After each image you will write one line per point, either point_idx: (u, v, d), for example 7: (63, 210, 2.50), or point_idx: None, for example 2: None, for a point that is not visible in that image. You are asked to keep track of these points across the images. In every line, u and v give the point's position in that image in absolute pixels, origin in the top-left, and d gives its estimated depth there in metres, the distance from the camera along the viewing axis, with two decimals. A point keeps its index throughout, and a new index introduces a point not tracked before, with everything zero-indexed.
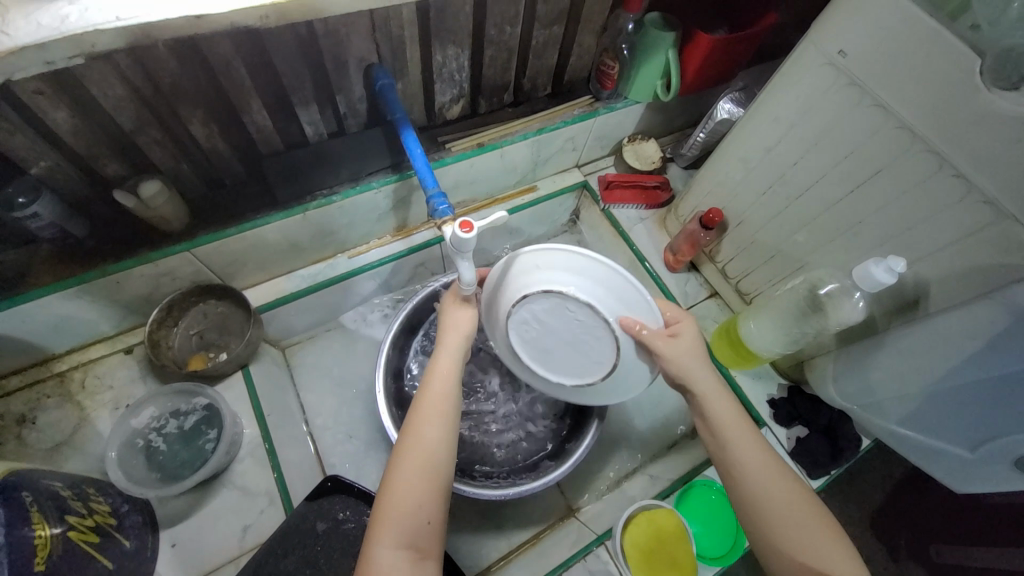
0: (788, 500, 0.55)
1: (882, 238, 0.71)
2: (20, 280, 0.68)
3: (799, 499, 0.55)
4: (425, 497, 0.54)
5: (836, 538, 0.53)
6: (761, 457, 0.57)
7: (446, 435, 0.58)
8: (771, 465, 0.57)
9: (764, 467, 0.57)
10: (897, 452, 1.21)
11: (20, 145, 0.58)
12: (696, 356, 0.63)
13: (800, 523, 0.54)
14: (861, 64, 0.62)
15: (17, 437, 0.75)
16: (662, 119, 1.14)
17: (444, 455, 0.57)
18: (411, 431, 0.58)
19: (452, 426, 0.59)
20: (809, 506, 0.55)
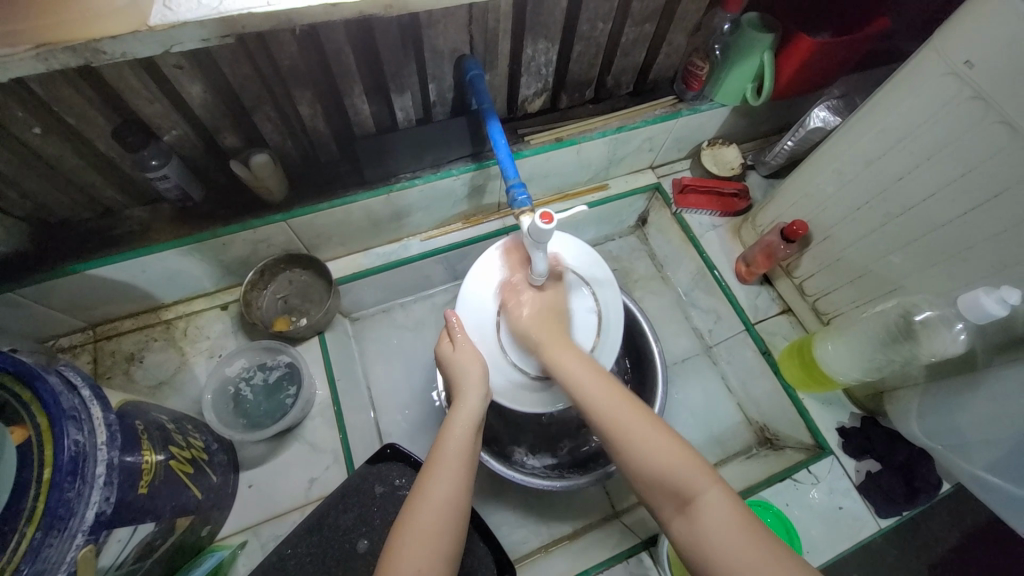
0: (658, 451, 0.57)
1: (996, 266, 0.65)
2: (143, 235, 0.77)
3: (668, 452, 0.57)
4: (442, 540, 0.56)
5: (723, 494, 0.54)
6: (594, 378, 0.66)
7: (462, 483, 0.61)
8: (601, 387, 0.65)
9: (591, 388, 0.65)
10: (975, 504, 1.11)
11: (158, 113, 0.66)
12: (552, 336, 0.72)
13: (688, 474, 0.55)
14: (991, 77, 0.57)
15: (128, 372, 0.86)
16: (747, 124, 1.09)
17: (460, 503, 0.60)
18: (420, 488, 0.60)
19: (459, 487, 0.60)
20: (686, 460, 0.56)
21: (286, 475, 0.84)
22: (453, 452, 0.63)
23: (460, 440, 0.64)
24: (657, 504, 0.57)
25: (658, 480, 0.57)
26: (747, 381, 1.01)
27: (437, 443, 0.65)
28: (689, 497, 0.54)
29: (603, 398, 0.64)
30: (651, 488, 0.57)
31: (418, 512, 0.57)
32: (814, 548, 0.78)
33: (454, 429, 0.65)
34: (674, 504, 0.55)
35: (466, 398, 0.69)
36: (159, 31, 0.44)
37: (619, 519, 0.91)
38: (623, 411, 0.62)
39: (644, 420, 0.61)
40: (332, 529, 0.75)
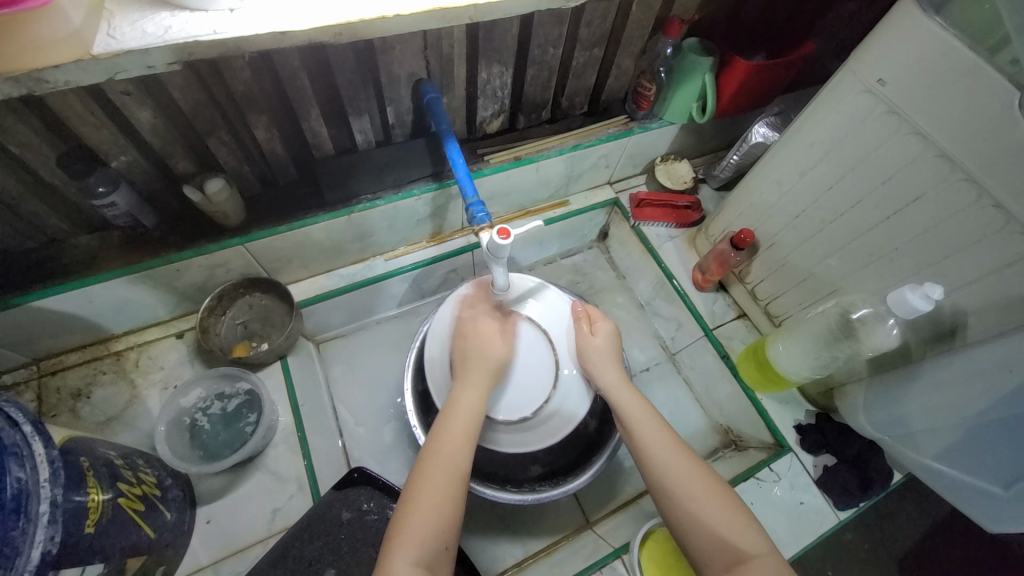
0: (718, 503, 0.61)
1: (919, 265, 0.71)
2: (90, 264, 0.74)
3: (731, 508, 0.61)
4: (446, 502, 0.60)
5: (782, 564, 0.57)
6: (664, 436, 0.68)
7: (463, 457, 0.65)
8: (669, 443, 0.66)
9: (653, 440, 0.67)
10: (926, 494, 1.16)
11: (105, 140, 0.65)
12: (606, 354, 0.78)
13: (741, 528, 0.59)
14: (901, 94, 0.63)
15: (72, 408, 0.81)
16: (696, 141, 1.16)
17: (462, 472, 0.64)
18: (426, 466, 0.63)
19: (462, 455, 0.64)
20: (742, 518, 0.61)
21: (247, 507, 0.80)
22: (456, 428, 0.67)
23: (460, 421, 0.68)
24: (704, 559, 0.60)
25: (708, 538, 0.59)
26: (710, 385, 1.05)
27: (440, 420, 0.69)
28: (742, 558, 0.57)
29: (665, 452, 0.66)
30: (702, 546, 0.60)
31: (420, 477, 0.62)
32: (778, 544, 0.81)
33: (456, 409, 0.69)
34: (725, 561, 0.58)
35: (470, 383, 0.73)
36: (103, 60, 0.44)
37: (593, 528, 0.91)
38: (685, 467, 0.64)
39: (707, 477, 0.64)
40: (296, 560, 0.72)
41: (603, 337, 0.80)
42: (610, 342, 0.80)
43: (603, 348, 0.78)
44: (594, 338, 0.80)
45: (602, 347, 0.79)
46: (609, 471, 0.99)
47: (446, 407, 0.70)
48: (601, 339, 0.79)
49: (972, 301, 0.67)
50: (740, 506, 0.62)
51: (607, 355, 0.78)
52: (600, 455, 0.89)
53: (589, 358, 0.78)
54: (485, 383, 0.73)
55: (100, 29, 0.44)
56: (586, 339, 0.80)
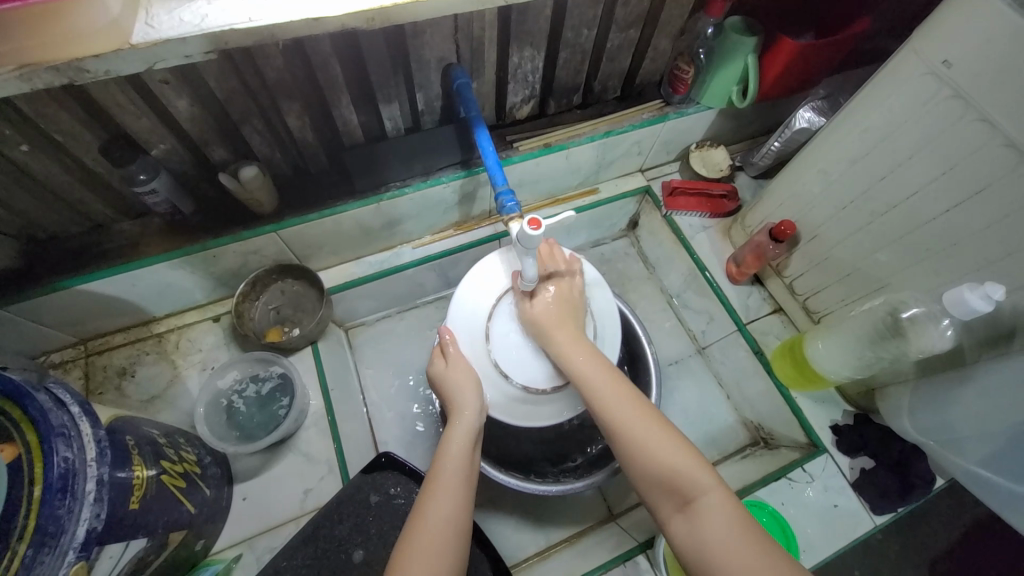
0: (671, 448, 0.58)
1: (979, 262, 0.66)
2: (133, 250, 0.77)
3: (678, 451, 0.58)
4: (449, 547, 0.56)
5: (737, 518, 0.52)
6: (610, 381, 0.65)
7: (463, 500, 0.61)
8: (603, 377, 0.66)
9: (605, 386, 0.65)
10: (968, 501, 1.11)
11: (145, 128, 0.66)
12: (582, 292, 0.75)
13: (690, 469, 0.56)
14: (968, 76, 0.58)
15: (118, 387, 0.85)
16: (734, 126, 1.10)
17: (462, 520, 0.59)
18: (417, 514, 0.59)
19: (458, 499, 0.60)
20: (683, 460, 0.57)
21: (281, 486, 0.83)
22: (451, 466, 0.63)
23: (456, 462, 0.64)
24: (657, 504, 0.58)
25: (660, 482, 0.57)
26: (741, 381, 1.02)
27: (435, 463, 0.64)
28: (689, 500, 0.55)
29: (616, 399, 0.63)
30: (653, 489, 0.58)
31: (419, 528, 0.57)
32: (809, 546, 0.78)
33: (450, 451, 0.65)
34: (676, 503, 0.56)
35: (463, 414, 0.69)
36: (142, 49, 0.44)
37: (617, 522, 0.91)
38: (611, 396, 0.64)
39: (651, 422, 0.61)
40: (326, 540, 0.75)
41: (550, 301, 0.73)
42: (557, 303, 0.73)
43: (546, 315, 0.72)
44: (533, 305, 0.74)
45: (539, 316, 0.72)
46: None
47: (439, 449, 0.66)
48: (541, 307, 0.73)
49: None
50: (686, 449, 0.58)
51: (546, 317, 0.72)
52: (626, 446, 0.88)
53: (537, 307, 0.73)
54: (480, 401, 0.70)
55: (138, 17, 0.45)
56: (527, 311, 0.74)
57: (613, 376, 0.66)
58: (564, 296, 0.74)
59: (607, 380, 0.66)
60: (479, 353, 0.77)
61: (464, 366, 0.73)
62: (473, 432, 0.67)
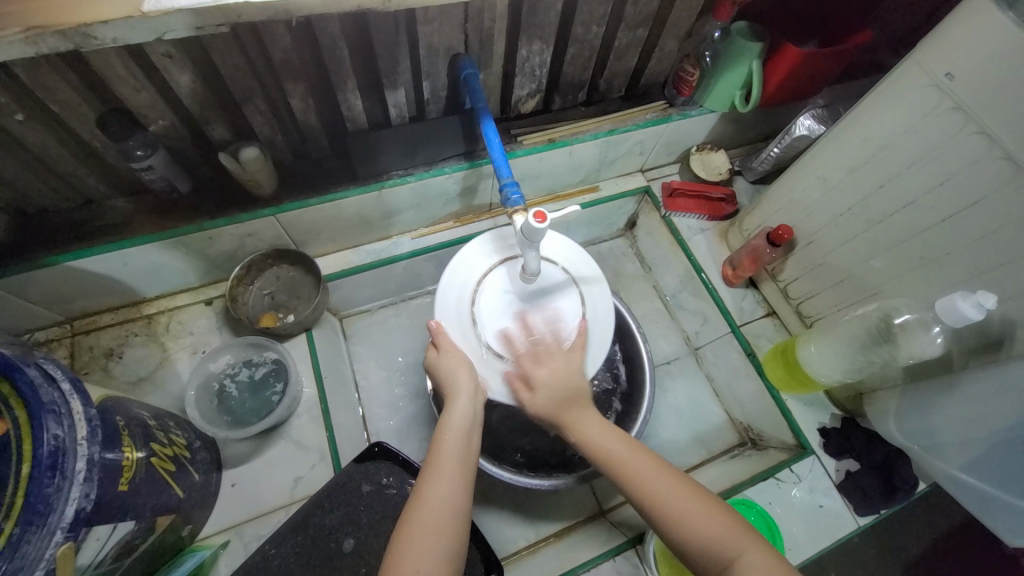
0: (703, 506, 0.56)
1: (970, 272, 0.68)
2: (126, 227, 0.75)
3: (714, 508, 0.55)
4: (448, 527, 0.57)
5: None
6: (630, 451, 0.63)
7: (457, 482, 0.60)
8: (618, 439, 0.65)
9: (631, 458, 0.62)
10: (944, 506, 1.15)
11: (145, 102, 0.64)
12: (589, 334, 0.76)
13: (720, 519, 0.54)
14: (969, 89, 0.59)
15: (105, 368, 0.83)
16: (734, 131, 1.12)
17: (461, 504, 0.59)
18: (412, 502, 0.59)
19: (451, 485, 0.60)
20: (720, 513, 0.55)
21: (270, 473, 0.82)
22: (449, 450, 0.63)
23: (455, 442, 0.64)
24: (702, 575, 0.53)
25: (698, 550, 0.53)
26: (732, 382, 1.03)
27: (434, 444, 0.65)
28: (729, 564, 0.51)
29: (640, 468, 0.61)
30: (691, 550, 0.54)
31: (418, 508, 0.57)
32: (795, 546, 0.80)
33: (449, 432, 0.65)
34: (716, 569, 0.52)
35: (457, 402, 0.68)
36: (152, 18, 0.43)
37: (606, 517, 0.92)
38: (626, 452, 0.63)
39: (684, 485, 0.58)
40: (317, 529, 0.74)
41: (544, 360, 0.72)
42: (554, 366, 0.71)
43: (551, 381, 0.70)
44: (542, 370, 0.71)
45: (545, 378, 0.70)
46: None
47: (438, 430, 0.66)
48: (540, 371, 0.70)
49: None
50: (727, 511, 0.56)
51: (551, 379, 0.70)
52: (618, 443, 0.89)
53: (538, 380, 0.70)
54: (473, 382, 0.70)
55: None
56: (525, 380, 0.71)
57: (635, 447, 0.64)
58: (569, 356, 0.73)
59: (624, 442, 0.65)
60: (468, 339, 0.75)
61: (457, 353, 0.73)
62: (472, 416, 0.67)
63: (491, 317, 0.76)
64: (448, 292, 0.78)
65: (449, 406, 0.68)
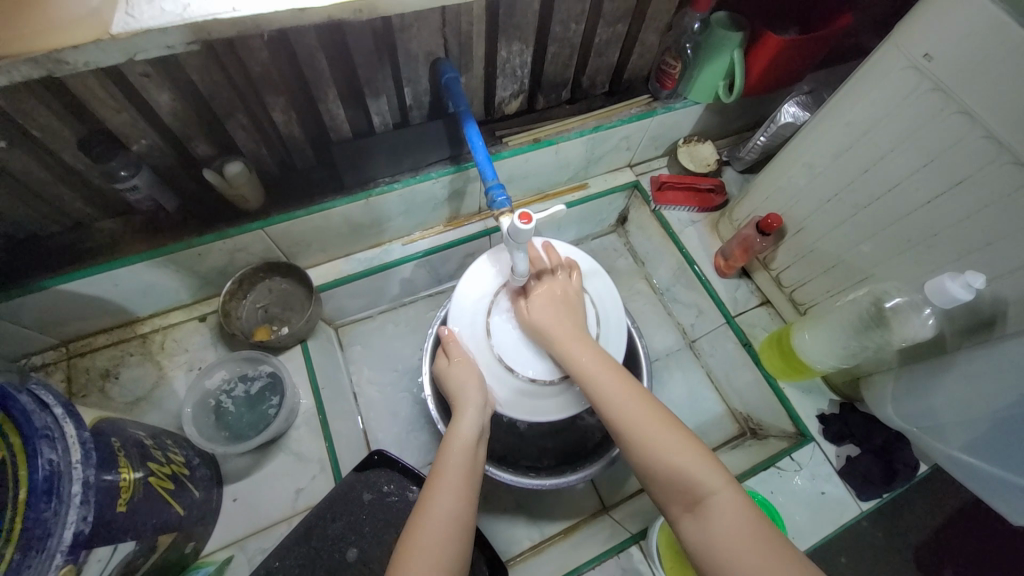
0: (675, 442, 0.59)
1: (958, 252, 0.68)
2: (114, 248, 0.75)
3: (686, 445, 0.58)
4: (451, 539, 0.56)
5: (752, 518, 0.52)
6: (615, 380, 0.65)
7: (465, 493, 0.61)
8: (604, 368, 0.67)
9: (614, 389, 0.65)
10: (948, 486, 1.15)
11: (125, 123, 0.64)
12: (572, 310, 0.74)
13: (688, 455, 0.57)
14: (948, 69, 0.59)
15: (101, 389, 0.83)
16: (720, 121, 1.11)
17: (464, 515, 0.59)
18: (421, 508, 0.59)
19: (462, 496, 0.60)
20: (693, 451, 0.58)
21: (272, 486, 0.82)
22: (454, 462, 0.63)
23: (461, 453, 0.65)
24: (667, 501, 0.58)
25: (671, 478, 0.57)
26: (730, 372, 1.03)
27: (441, 455, 0.65)
28: (698, 499, 0.55)
29: (616, 398, 0.64)
30: (660, 484, 0.58)
31: (422, 519, 0.58)
32: (798, 534, 0.80)
33: (455, 442, 0.66)
34: (685, 502, 0.56)
35: (465, 414, 0.69)
36: (123, 40, 0.43)
37: (609, 514, 0.92)
38: (611, 380, 0.66)
39: (661, 422, 0.60)
40: (319, 540, 0.74)
41: (546, 300, 0.75)
42: (552, 305, 0.74)
43: (548, 318, 0.73)
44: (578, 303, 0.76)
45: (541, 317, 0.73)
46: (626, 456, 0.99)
47: (445, 441, 0.67)
48: (540, 308, 0.74)
49: (1012, 290, 0.64)
50: (698, 447, 0.58)
51: (549, 320, 0.72)
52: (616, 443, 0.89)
53: (535, 311, 0.74)
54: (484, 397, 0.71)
55: (118, 8, 0.44)
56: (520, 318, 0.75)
57: (619, 375, 0.67)
58: (560, 296, 0.76)
59: (604, 369, 0.67)
60: (481, 350, 0.77)
61: (469, 364, 0.74)
62: (478, 429, 0.68)
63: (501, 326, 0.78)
64: (461, 302, 0.80)
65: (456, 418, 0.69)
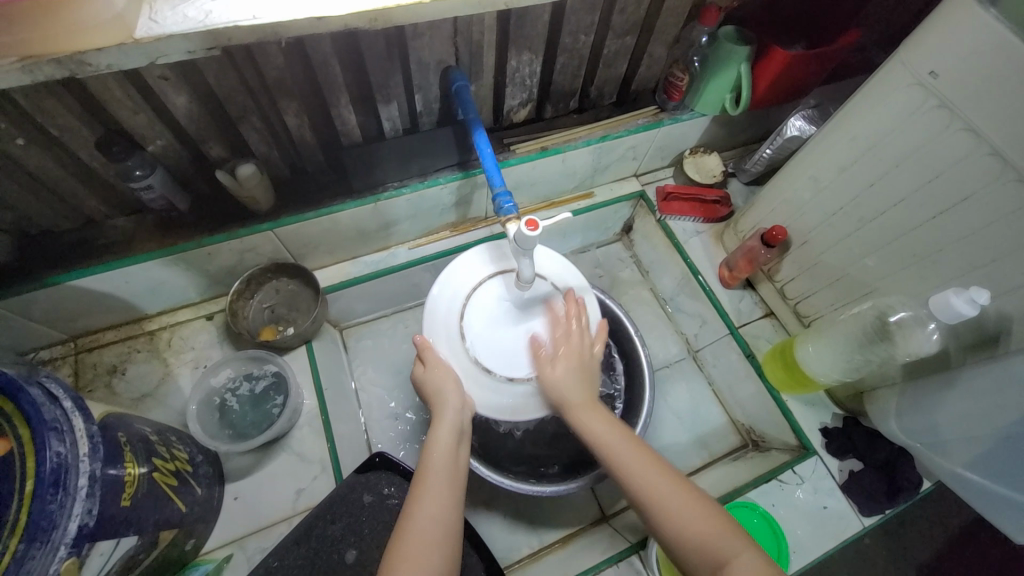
0: (696, 510, 0.57)
1: (963, 268, 0.68)
2: (126, 246, 0.76)
3: (708, 511, 0.57)
4: (436, 547, 0.57)
5: None
6: (627, 442, 0.65)
7: (448, 499, 0.61)
8: (625, 441, 0.66)
9: (629, 453, 0.64)
10: (953, 504, 1.13)
11: (143, 123, 0.66)
12: (574, 375, 0.72)
13: (706, 520, 0.56)
14: (953, 86, 0.60)
15: (108, 385, 0.84)
16: (727, 133, 1.12)
17: (448, 521, 0.60)
18: (405, 516, 0.60)
19: (444, 502, 0.61)
20: (715, 517, 0.57)
21: (273, 486, 0.83)
22: (436, 470, 0.63)
23: (444, 457, 0.65)
24: (692, 575, 0.54)
25: (693, 544, 0.55)
26: (733, 383, 1.03)
27: (423, 460, 0.65)
28: (723, 561, 0.52)
29: (635, 467, 0.62)
30: (682, 549, 0.55)
31: (407, 532, 0.57)
32: (799, 548, 0.79)
33: (437, 446, 0.66)
34: (711, 573, 0.53)
35: (444, 416, 0.68)
36: (144, 44, 0.44)
37: (609, 523, 0.92)
38: (629, 454, 0.64)
39: (677, 484, 0.60)
40: (319, 540, 0.75)
41: (567, 361, 0.72)
42: (566, 368, 0.72)
43: (564, 378, 0.71)
44: (553, 369, 0.72)
45: (554, 382, 0.71)
46: None
47: (425, 444, 0.67)
48: (557, 367, 0.72)
49: (1018, 307, 0.64)
50: (717, 509, 0.58)
51: (566, 383, 0.71)
52: None
53: (545, 375, 0.72)
54: (461, 398, 0.70)
55: (142, 13, 0.45)
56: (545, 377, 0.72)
57: (632, 440, 0.66)
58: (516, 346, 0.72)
59: (622, 437, 0.66)
60: (456, 352, 0.75)
61: (445, 367, 0.72)
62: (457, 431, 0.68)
63: (480, 329, 0.76)
64: (438, 300, 0.78)
65: (435, 421, 0.69)
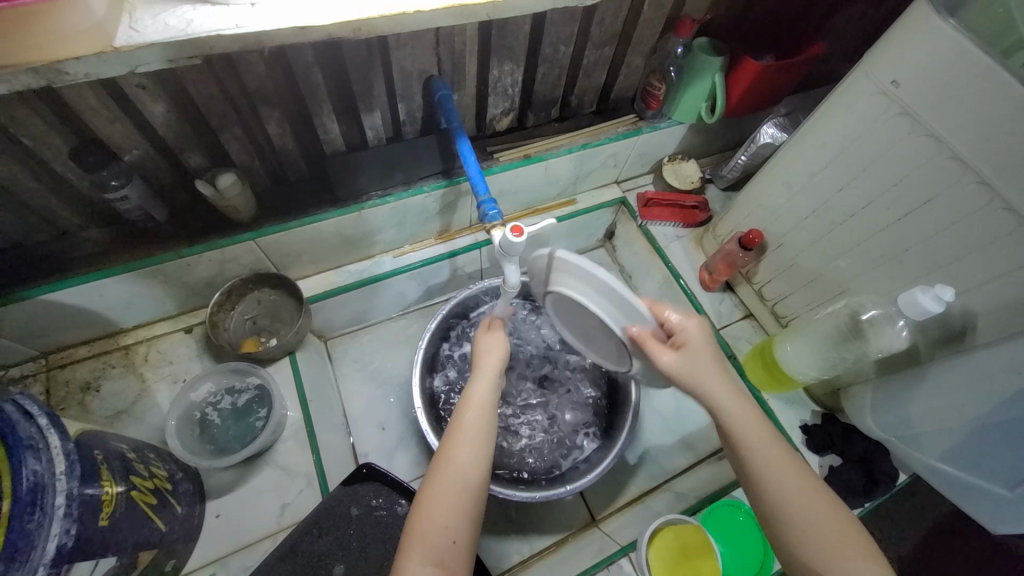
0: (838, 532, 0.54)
1: (929, 267, 0.71)
2: (100, 259, 0.74)
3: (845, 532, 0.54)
4: (467, 502, 0.57)
5: None
6: (769, 444, 0.59)
7: (481, 451, 0.61)
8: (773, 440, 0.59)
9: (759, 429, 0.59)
10: (927, 497, 1.18)
11: (119, 133, 0.65)
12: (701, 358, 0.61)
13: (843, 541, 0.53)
14: (913, 95, 0.63)
15: (81, 402, 0.81)
16: (703, 141, 1.16)
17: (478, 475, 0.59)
18: (442, 465, 0.59)
19: (480, 451, 0.60)
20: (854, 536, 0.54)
21: (256, 501, 0.81)
22: (473, 429, 0.62)
23: (480, 414, 0.63)
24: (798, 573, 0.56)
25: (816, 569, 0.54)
26: None
27: (456, 414, 0.64)
28: None
29: (777, 465, 0.57)
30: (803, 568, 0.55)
31: (436, 487, 0.57)
32: None
33: (472, 405, 0.64)
34: None
35: (482, 376, 0.68)
36: (125, 53, 0.44)
37: (599, 527, 0.93)
38: (768, 451, 0.58)
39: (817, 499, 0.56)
40: (306, 556, 0.73)
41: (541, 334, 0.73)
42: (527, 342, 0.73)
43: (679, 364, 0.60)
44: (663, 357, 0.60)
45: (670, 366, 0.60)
46: (615, 469, 1.00)
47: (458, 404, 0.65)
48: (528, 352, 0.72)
49: (981, 303, 0.67)
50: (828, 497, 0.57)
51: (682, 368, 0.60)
52: (605, 456, 0.90)
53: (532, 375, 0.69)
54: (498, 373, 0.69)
55: (123, 21, 0.45)
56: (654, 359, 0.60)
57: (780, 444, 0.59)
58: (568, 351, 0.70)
59: (770, 440, 0.59)
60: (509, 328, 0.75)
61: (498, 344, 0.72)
62: (494, 390, 0.67)
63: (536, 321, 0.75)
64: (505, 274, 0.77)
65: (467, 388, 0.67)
